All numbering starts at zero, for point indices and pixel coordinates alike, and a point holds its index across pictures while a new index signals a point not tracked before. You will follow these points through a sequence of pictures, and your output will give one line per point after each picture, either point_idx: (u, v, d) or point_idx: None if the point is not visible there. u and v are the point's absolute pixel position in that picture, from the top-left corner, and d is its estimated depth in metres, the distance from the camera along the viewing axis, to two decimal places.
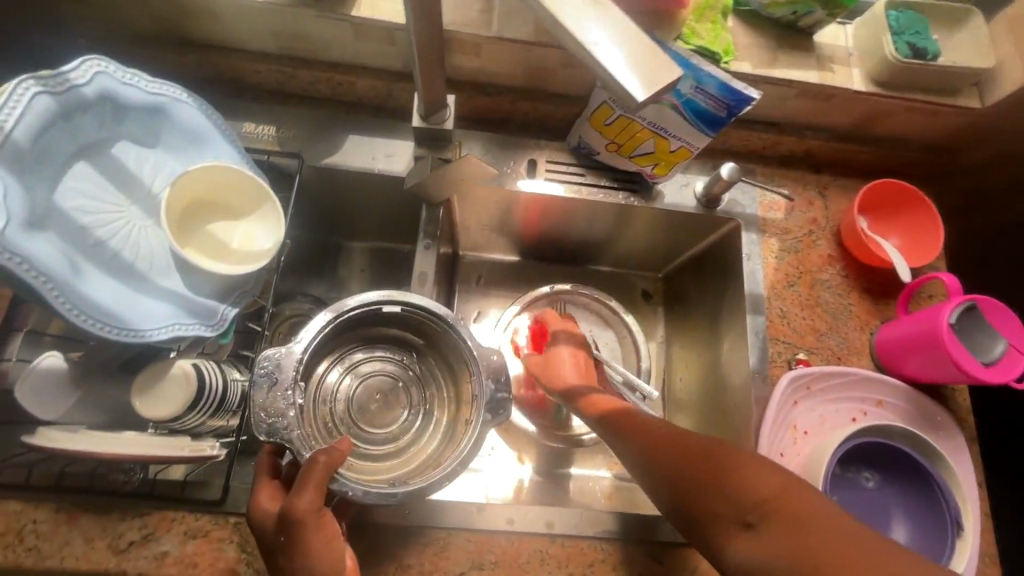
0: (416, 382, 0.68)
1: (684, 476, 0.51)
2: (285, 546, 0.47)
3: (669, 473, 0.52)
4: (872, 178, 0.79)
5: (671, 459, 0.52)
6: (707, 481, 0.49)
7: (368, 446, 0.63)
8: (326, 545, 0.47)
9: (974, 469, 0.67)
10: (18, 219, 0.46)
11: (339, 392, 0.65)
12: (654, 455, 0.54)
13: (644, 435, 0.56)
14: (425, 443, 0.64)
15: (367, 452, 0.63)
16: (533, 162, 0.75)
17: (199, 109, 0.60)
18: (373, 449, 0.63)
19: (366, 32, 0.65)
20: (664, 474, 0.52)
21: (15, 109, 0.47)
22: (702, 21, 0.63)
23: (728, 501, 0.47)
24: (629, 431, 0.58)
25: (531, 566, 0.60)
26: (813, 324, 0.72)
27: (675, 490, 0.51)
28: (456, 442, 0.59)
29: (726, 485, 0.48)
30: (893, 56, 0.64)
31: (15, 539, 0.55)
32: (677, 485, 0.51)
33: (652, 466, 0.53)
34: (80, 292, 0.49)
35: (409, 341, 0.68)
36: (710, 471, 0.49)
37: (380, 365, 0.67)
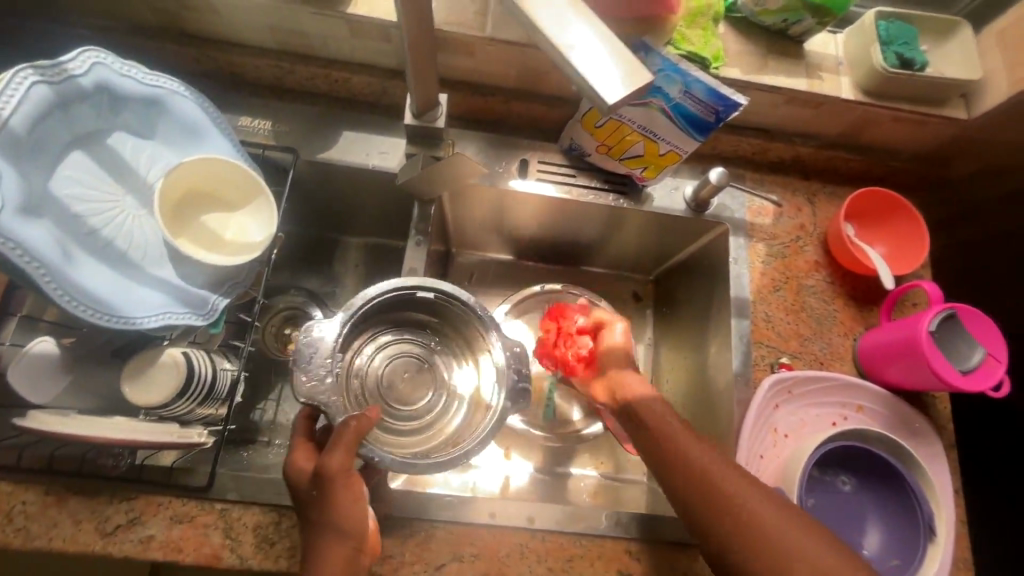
0: (442, 366, 0.68)
1: (727, 495, 0.53)
2: (317, 500, 0.48)
3: (707, 486, 0.54)
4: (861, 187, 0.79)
5: (715, 476, 0.54)
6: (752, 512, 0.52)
7: (392, 422, 0.64)
8: (352, 504, 0.48)
9: (951, 476, 0.68)
10: (14, 205, 0.47)
11: (367, 369, 0.66)
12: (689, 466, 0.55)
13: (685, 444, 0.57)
14: (448, 424, 0.65)
15: (391, 427, 0.63)
16: (524, 161, 0.76)
17: (196, 102, 0.61)
18: (398, 425, 0.64)
19: (362, 30, 0.66)
20: (698, 484, 0.54)
21: (13, 97, 0.48)
22: (693, 27, 0.64)
23: (763, 535, 0.50)
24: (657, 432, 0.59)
25: (511, 559, 0.61)
26: (798, 329, 0.73)
27: (706, 501, 0.53)
28: (478, 423, 0.60)
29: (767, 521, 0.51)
30: (881, 65, 0.65)
31: (5, 520, 0.56)
32: (714, 500, 0.53)
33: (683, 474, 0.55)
34: (72, 278, 0.50)
35: (437, 325, 0.69)
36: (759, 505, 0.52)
37: (407, 347, 0.68)
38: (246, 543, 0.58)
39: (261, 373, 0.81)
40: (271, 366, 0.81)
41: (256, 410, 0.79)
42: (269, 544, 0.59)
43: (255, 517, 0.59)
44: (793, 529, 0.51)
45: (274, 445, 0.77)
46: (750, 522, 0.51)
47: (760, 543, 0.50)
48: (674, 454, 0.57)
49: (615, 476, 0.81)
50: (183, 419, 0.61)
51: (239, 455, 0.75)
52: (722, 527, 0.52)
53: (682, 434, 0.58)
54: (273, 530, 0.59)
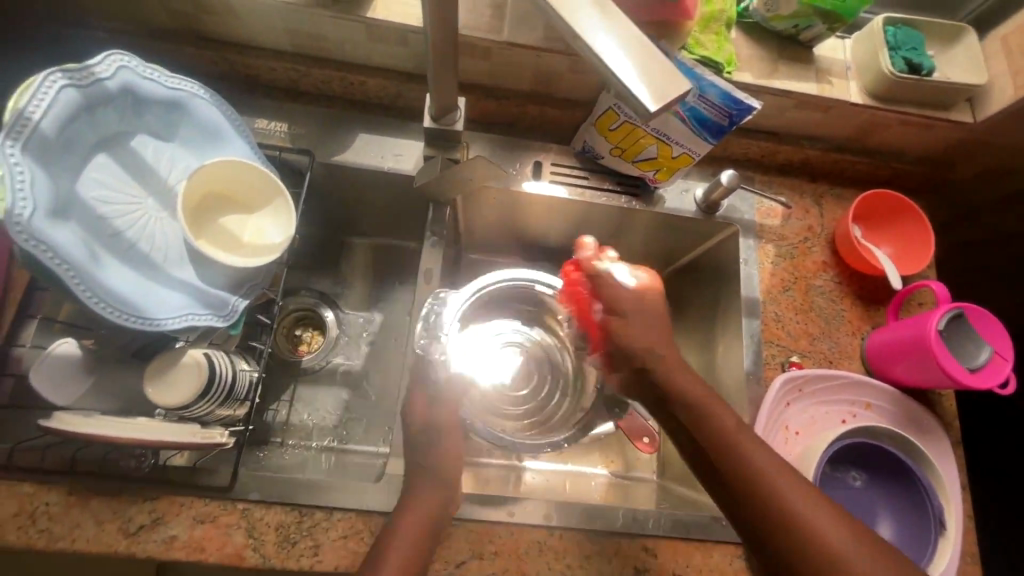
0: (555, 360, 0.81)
1: (767, 484, 0.52)
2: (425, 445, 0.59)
3: (747, 476, 0.53)
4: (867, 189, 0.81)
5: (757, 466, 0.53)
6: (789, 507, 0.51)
7: (508, 406, 0.78)
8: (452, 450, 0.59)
9: (958, 471, 0.70)
10: (44, 207, 0.47)
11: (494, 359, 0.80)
12: (728, 451, 0.54)
13: (727, 427, 0.55)
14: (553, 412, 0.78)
15: (505, 409, 0.78)
16: (538, 163, 0.77)
17: (217, 106, 0.61)
18: (512, 408, 0.78)
19: (380, 33, 0.67)
20: (735, 471, 0.53)
21: (44, 100, 0.49)
22: (706, 32, 0.65)
23: (796, 531, 0.50)
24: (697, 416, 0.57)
25: (530, 556, 0.62)
26: (807, 328, 0.75)
27: (744, 488, 0.53)
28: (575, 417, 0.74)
29: (806, 516, 0.50)
30: (890, 70, 0.66)
31: (28, 521, 0.56)
32: (751, 490, 0.52)
33: (723, 460, 0.54)
34: (99, 279, 0.50)
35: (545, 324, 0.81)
36: (799, 498, 0.51)
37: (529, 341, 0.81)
38: (268, 543, 0.59)
39: (273, 374, 0.82)
40: (284, 367, 0.82)
41: (269, 410, 0.79)
42: (291, 543, 0.59)
43: (277, 516, 0.60)
44: (828, 523, 0.50)
45: (288, 445, 0.77)
46: (787, 517, 0.50)
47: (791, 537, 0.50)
48: (713, 438, 0.55)
49: (626, 475, 0.82)
50: (203, 420, 0.61)
51: (255, 455, 0.76)
52: (756, 515, 0.51)
53: (726, 419, 0.56)
54: (295, 530, 0.60)
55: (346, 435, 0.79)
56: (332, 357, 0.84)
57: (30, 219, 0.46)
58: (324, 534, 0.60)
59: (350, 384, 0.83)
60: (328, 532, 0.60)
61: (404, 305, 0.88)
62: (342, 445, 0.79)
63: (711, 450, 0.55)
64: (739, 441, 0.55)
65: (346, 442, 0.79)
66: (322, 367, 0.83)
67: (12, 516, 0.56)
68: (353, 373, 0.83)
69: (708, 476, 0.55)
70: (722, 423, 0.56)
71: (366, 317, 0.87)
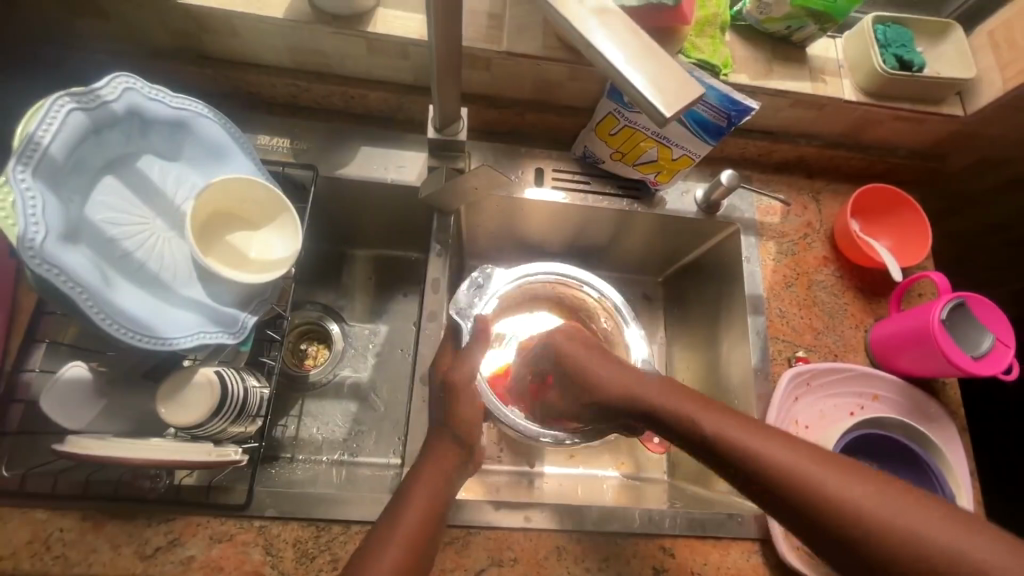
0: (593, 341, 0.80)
1: (838, 498, 0.44)
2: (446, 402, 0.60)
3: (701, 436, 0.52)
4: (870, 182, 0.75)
5: (765, 455, 0.48)
6: (875, 512, 0.43)
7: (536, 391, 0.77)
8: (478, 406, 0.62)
9: (967, 456, 0.71)
10: (56, 231, 0.47)
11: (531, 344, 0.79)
12: (776, 468, 0.47)
13: (721, 427, 0.51)
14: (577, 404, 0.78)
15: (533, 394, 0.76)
16: (539, 170, 0.78)
17: (220, 123, 0.62)
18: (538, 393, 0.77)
19: (381, 47, 0.68)
20: (800, 490, 0.46)
21: (53, 124, 0.48)
22: (702, 36, 0.66)
23: (898, 538, 0.42)
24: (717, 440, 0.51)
25: (549, 562, 0.62)
26: (811, 323, 0.76)
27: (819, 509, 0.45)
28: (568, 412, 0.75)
29: (900, 518, 0.42)
30: (881, 67, 0.68)
31: (43, 547, 0.56)
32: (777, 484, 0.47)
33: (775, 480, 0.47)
34: (112, 301, 0.50)
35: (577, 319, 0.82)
36: (883, 497, 0.44)
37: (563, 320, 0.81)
38: (286, 559, 0.59)
39: (281, 389, 0.81)
40: (291, 382, 0.82)
41: (278, 426, 0.79)
42: (309, 558, 0.59)
43: (294, 532, 0.60)
44: (751, 435, 0.50)
45: (299, 460, 0.77)
46: (720, 444, 0.51)
47: (893, 547, 0.42)
48: (745, 462, 0.49)
49: (636, 476, 0.83)
50: (216, 438, 0.60)
51: (267, 472, 0.75)
52: (728, 464, 0.50)
53: (756, 437, 0.50)
54: (313, 544, 0.60)
55: (356, 448, 0.79)
56: (338, 371, 0.84)
57: (43, 244, 0.45)
58: (342, 548, 0.60)
59: (358, 397, 0.82)
60: (345, 545, 0.60)
61: (409, 315, 0.88)
62: (352, 458, 0.79)
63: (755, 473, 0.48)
64: (745, 440, 0.50)
65: (356, 455, 0.79)
66: (329, 382, 0.83)
67: (26, 543, 0.56)
68: (360, 385, 0.83)
69: (767, 505, 0.48)
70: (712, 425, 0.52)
71: (371, 329, 0.87)
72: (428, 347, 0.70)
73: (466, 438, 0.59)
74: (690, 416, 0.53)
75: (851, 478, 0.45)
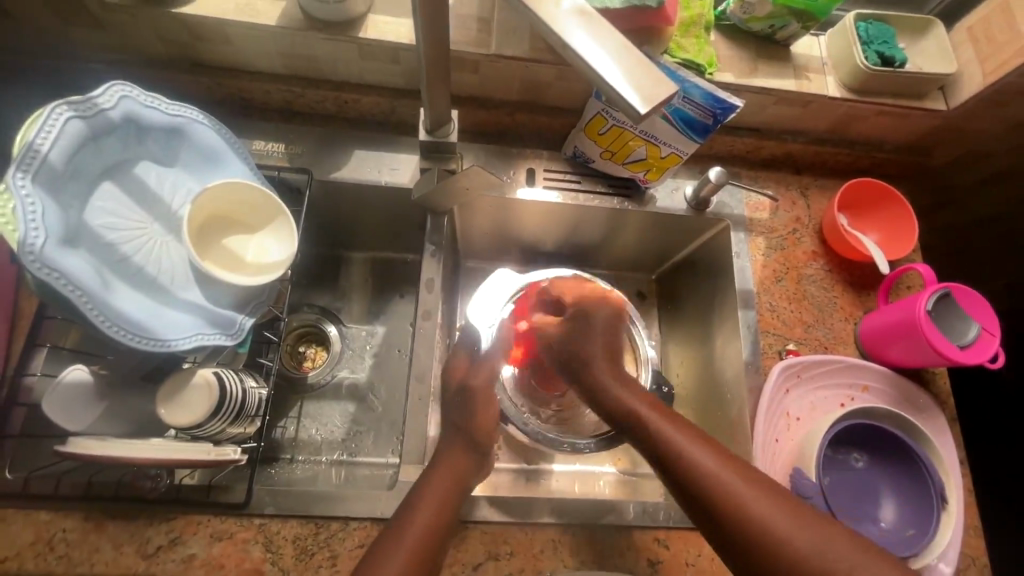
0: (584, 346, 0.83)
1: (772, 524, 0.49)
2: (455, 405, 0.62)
3: (670, 453, 0.56)
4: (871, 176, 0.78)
5: (719, 479, 0.52)
6: (799, 546, 0.48)
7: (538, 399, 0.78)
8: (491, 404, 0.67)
9: (955, 445, 0.72)
10: (55, 236, 0.48)
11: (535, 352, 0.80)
12: (722, 494, 0.51)
13: (689, 446, 0.55)
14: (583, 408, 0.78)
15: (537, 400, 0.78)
16: (530, 170, 0.79)
17: (214, 129, 0.63)
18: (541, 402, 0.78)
19: (372, 52, 0.69)
20: (744, 522, 0.50)
21: (51, 132, 0.50)
22: (686, 36, 0.68)
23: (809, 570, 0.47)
24: (680, 458, 0.55)
25: (545, 555, 0.63)
26: (801, 317, 0.77)
27: (750, 536, 0.49)
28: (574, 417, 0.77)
29: (819, 551, 0.47)
30: (863, 64, 0.69)
31: (45, 548, 0.57)
32: (721, 507, 0.51)
33: (717, 502, 0.51)
34: (111, 304, 0.51)
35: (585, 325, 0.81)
36: (809, 534, 0.48)
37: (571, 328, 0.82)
38: (285, 556, 0.60)
39: (281, 390, 0.82)
40: (290, 385, 0.83)
41: (277, 427, 0.80)
42: (309, 555, 0.60)
43: (293, 529, 0.61)
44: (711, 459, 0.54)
45: (298, 461, 0.78)
46: (684, 463, 0.54)
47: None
48: (696, 482, 0.53)
49: (633, 471, 0.83)
50: (215, 438, 0.61)
51: (267, 472, 0.76)
52: (684, 480, 0.54)
53: (712, 458, 0.54)
54: (312, 541, 0.60)
55: (355, 449, 0.80)
56: (336, 372, 0.85)
57: (42, 248, 0.46)
58: (341, 544, 0.60)
59: (356, 397, 0.84)
60: (344, 542, 0.61)
61: (406, 316, 0.89)
62: (351, 458, 0.79)
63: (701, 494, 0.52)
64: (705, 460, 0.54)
65: (355, 455, 0.80)
66: (327, 383, 0.84)
67: (30, 544, 0.57)
68: (358, 386, 0.84)
69: (707, 529, 0.52)
70: (683, 443, 0.56)
71: (368, 330, 0.88)
72: (424, 346, 0.71)
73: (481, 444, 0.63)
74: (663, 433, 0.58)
75: (788, 516, 0.49)
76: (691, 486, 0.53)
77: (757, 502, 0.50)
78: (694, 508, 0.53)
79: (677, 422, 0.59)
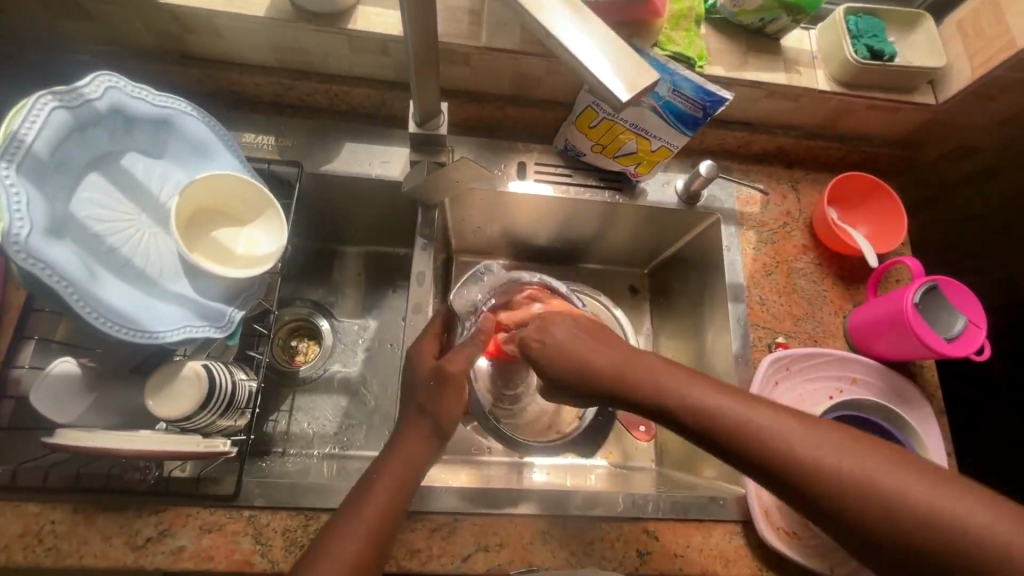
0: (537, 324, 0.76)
1: (854, 476, 0.45)
2: (433, 391, 0.58)
3: (713, 418, 0.50)
4: (853, 174, 0.77)
5: (780, 436, 0.48)
6: (891, 485, 0.44)
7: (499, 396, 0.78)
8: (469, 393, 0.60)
9: (942, 436, 0.72)
10: (41, 226, 0.48)
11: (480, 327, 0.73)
12: (788, 451, 0.47)
13: (731, 408, 0.50)
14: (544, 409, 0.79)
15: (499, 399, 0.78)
16: (522, 164, 0.79)
17: (202, 120, 0.63)
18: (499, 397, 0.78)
19: (362, 44, 0.69)
20: (821, 474, 0.46)
21: (36, 122, 0.49)
22: (676, 29, 0.68)
23: (899, 506, 0.44)
24: (731, 426, 0.49)
25: (534, 546, 0.63)
26: (791, 310, 0.77)
27: (831, 494, 0.45)
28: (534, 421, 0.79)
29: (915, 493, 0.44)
30: (853, 58, 0.69)
31: (34, 540, 0.57)
32: (792, 465, 0.47)
33: (784, 464, 0.47)
34: (98, 295, 0.51)
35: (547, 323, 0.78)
36: (894, 472, 0.45)
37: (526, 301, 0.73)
38: (275, 547, 0.60)
39: (271, 385, 0.82)
40: (281, 379, 0.83)
41: (269, 421, 0.80)
42: (298, 546, 0.60)
43: (282, 521, 0.61)
44: (763, 415, 0.49)
45: (290, 455, 0.78)
46: (735, 429, 0.49)
47: (908, 520, 0.43)
48: (755, 449, 0.48)
49: (624, 464, 0.84)
50: (204, 431, 0.61)
51: (258, 465, 0.76)
52: (740, 446, 0.49)
53: (763, 416, 0.49)
54: (301, 533, 0.61)
55: (347, 442, 0.80)
56: (328, 366, 0.85)
57: (27, 239, 0.46)
58: None
59: (348, 391, 0.84)
60: None
61: (398, 310, 0.89)
62: (343, 452, 0.80)
63: (765, 462, 0.48)
64: (757, 420, 0.49)
65: (347, 449, 0.80)
66: (319, 376, 0.84)
67: (18, 536, 0.57)
68: (350, 380, 0.84)
69: (776, 489, 0.48)
70: (724, 407, 0.50)
71: (361, 324, 0.88)
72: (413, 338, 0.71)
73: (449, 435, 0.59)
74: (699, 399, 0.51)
75: (866, 456, 0.46)
76: (747, 450, 0.48)
77: (828, 450, 0.46)
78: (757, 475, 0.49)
79: (707, 385, 0.52)
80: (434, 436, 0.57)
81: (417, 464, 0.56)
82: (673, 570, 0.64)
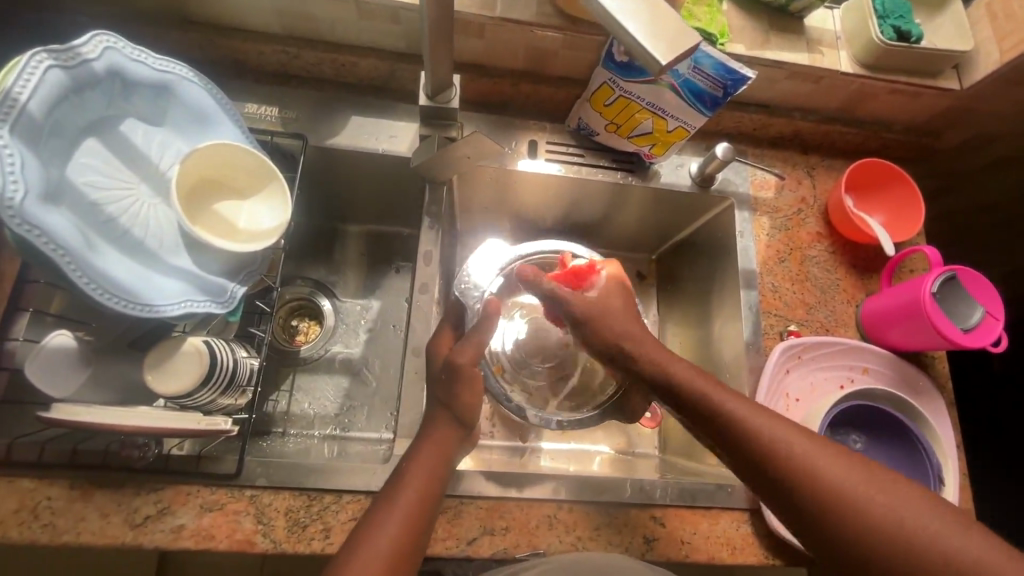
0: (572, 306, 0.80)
1: (843, 492, 0.47)
2: (446, 383, 0.57)
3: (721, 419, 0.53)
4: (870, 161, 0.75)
5: (782, 443, 0.50)
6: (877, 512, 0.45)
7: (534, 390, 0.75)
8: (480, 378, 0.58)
9: (953, 430, 0.71)
10: (35, 191, 0.46)
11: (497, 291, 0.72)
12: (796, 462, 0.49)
13: (744, 414, 0.53)
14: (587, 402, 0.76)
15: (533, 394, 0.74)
16: (533, 142, 0.77)
17: (205, 88, 0.60)
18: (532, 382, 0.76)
19: (372, 11, 0.66)
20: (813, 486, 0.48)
21: (30, 80, 0.47)
22: (698, 4, 0.66)
23: (893, 530, 0.45)
24: (739, 427, 0.52)
25: (540, 530, 0.62)
26: (803, 298, 0.76)
27: (824, 506, 0.47)
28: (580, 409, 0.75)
29: (900, 519, 0.45)
30: (878, 38, 0.67)
31: (29, 516, 0.55)
32: (790, 471, 0.49)
33: (777, 472, 0.49)
34: (96, 266, 0.49)
35: None
36: (895, 500, 0.46)
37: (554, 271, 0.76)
38: (277, 527, 0.59)
39: (272, 364, 0.81)
40: (282, 359, 0.81)
41: (269, 400, 0.78)
42: (300, 526, 0.59)
43: (285, 501, 0.60)
44: (768, 421, 0.52)
45: (290, 435, 0.77)
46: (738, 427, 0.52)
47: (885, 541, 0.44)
48: (756, 447, 0.51)
49: (629, 451, 0.83)
50: (205, 409, 0.59)
51: (258, 445, 0.75)
52: (741, 448, 0.52)
53: (766, 425, 0.52)
54: (304, 513, 0.59)
55: (348, 423, 0.79)
56: (330, 346, 0.83)
57: (22, 203, 0.44)
58: (334, 517, 0.60)
59: (350, 371, 0.82)
60: (338, 514, 0.60)
61: (401, 291, 0.87)
62: (344, 433, 0.78)
63: (764, 465, 0.50)
64: (765, 426, 0.52)
65: (348, 430, 0.78)
66: (321, 357, 0.83)
67: (13, 512, 0.55)
68: (352, 361, 0.83)
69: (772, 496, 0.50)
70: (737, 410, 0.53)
71: (363, 305, 0.86)
72: (420, 320, 0.69)
73: (467, 418, 0.57)
74: (708, 399, 0.55)
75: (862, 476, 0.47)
76: (748, 450, 0.51)
77: (826, 467, 0.48)
78: (756, 485, 0.52)
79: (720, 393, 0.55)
80: (445, 413, 0.56)
81: (448, 453, 0.55)
82: (680, 556, 0.64)
